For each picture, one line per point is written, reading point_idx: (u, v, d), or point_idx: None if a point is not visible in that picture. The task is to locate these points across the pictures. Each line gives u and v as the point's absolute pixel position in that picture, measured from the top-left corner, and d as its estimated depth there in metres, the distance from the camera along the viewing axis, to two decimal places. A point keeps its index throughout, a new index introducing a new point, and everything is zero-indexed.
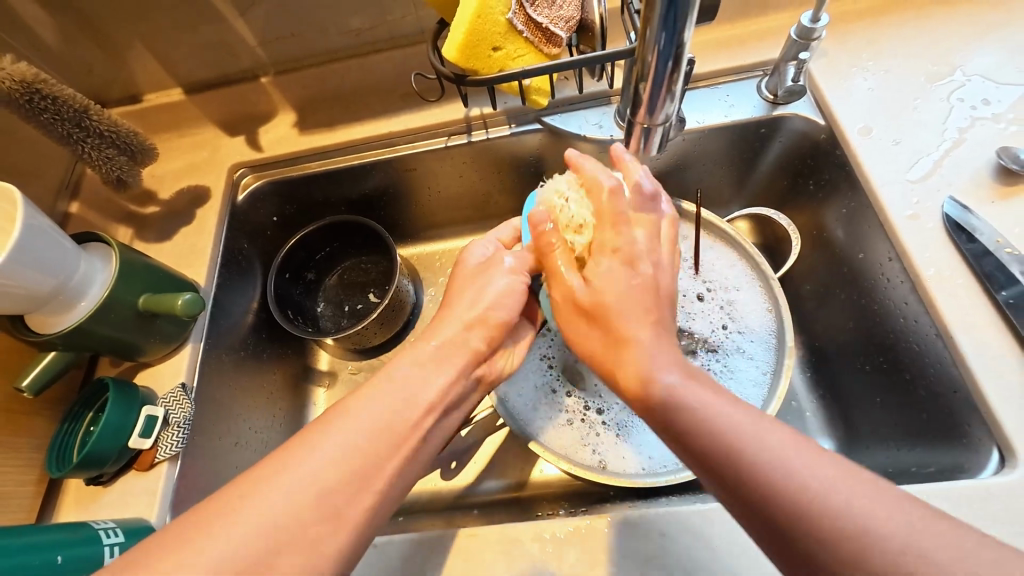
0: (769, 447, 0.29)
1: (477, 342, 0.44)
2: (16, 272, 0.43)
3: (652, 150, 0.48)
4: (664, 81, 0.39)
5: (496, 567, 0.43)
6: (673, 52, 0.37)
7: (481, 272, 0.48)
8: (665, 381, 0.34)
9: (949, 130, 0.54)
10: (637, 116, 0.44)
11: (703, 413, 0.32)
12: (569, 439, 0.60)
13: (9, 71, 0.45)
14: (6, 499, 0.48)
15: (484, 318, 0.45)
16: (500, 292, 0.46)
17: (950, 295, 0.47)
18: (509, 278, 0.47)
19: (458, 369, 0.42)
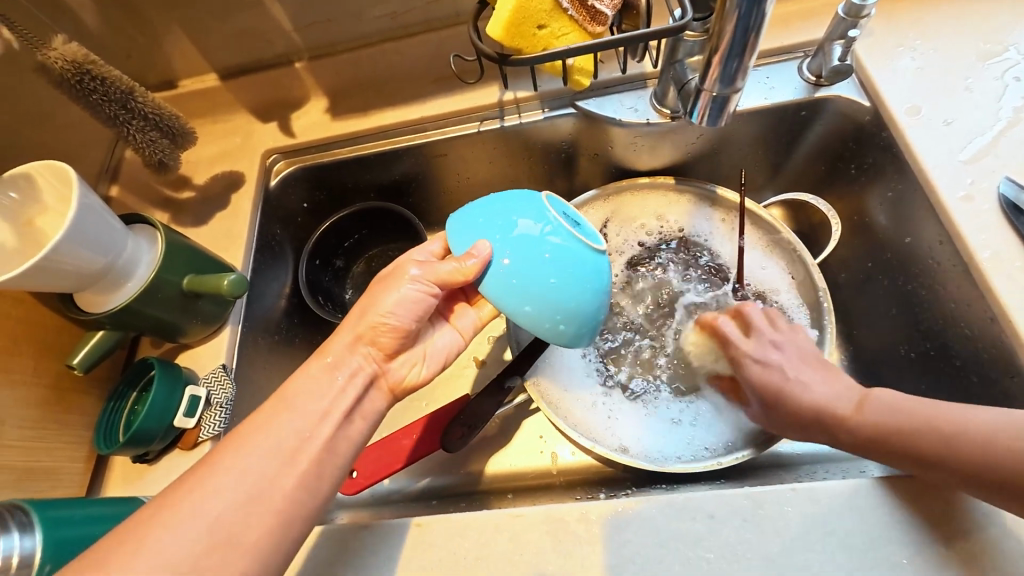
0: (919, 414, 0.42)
1: (369, 349, 0.46)
2: (71, 250, 0.43)
3: (719, 122, 0.47)
4: (742, 48, 0.39)
5: (543, 548, 0.43)
6: (754, 20, 0.37)
7: (389, 278, 0.47)
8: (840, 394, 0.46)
9: (1003, 109, 0.53)
10: (706, 85, 0.43)
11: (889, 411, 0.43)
12: (594, 426, 0.59)
13: (61, 51, 0.46)
14: (57, 474, 0.49)
15: (376, 328, 0.45)
16: (399, 302, 0.45)
17: (1007, 277, 0.46)
18: (408, 293, 0.45)
19: (354, 370, 0.45)
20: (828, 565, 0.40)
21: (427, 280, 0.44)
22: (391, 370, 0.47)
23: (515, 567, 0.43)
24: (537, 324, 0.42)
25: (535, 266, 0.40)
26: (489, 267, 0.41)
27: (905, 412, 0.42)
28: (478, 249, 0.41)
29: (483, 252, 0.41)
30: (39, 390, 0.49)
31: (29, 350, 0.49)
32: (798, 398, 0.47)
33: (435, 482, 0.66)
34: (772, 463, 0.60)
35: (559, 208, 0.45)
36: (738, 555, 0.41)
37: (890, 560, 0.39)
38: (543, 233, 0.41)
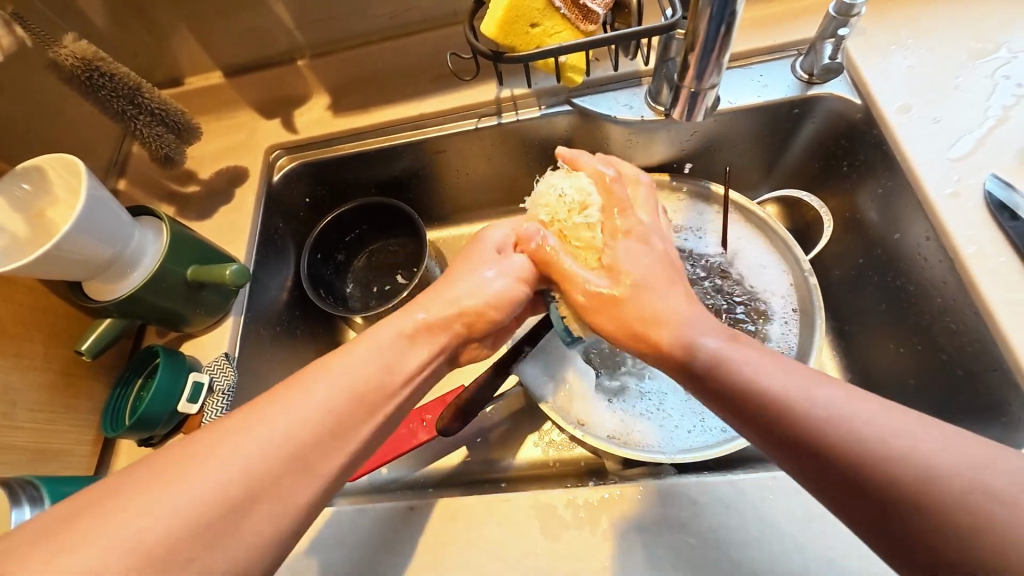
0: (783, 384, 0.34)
1: (461, 326, 0.45)
2: (80, 240, 0.45)
3: (695, 119, 0.48)
4: (713, 45, 0.40)
5: (531, 530, 0.45)
6: (726, 17, 0.38)
7: (489, 261, 0.49)
8: (708, 344, 0.38)
9: (992, 107, 0.54)
10: (684, 81, 0.45)
11: (738, 368, 0.36)
12: (603, 420, 0.60)
13: (72, 49, 0.48)
14: (66, 455, 0.51)
15: (479, 312, 0.46)
16: (500, 294, 0.47)
17: (990, 272, 0.47)
18: (511, 283, 0.47)
19: (440, 346, 0.44)
20: (806, 549, 0.41)
21: (523, 280, 0.48)
22: (467, 349, 0.47)
23: (503, 549, 0.44)
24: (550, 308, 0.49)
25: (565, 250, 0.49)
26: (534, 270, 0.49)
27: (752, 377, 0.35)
28: (534, 234, 0.50)
29: (540, 238, 0.49)
30: (50, 375, 0.51)
31: (40, 335, 0.51)
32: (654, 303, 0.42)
33: (430, 471, 0.68)
34: (761, 456, 0.61)
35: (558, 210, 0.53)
36: (719, 539, 0.42)
37: (868, 547, 0.40)
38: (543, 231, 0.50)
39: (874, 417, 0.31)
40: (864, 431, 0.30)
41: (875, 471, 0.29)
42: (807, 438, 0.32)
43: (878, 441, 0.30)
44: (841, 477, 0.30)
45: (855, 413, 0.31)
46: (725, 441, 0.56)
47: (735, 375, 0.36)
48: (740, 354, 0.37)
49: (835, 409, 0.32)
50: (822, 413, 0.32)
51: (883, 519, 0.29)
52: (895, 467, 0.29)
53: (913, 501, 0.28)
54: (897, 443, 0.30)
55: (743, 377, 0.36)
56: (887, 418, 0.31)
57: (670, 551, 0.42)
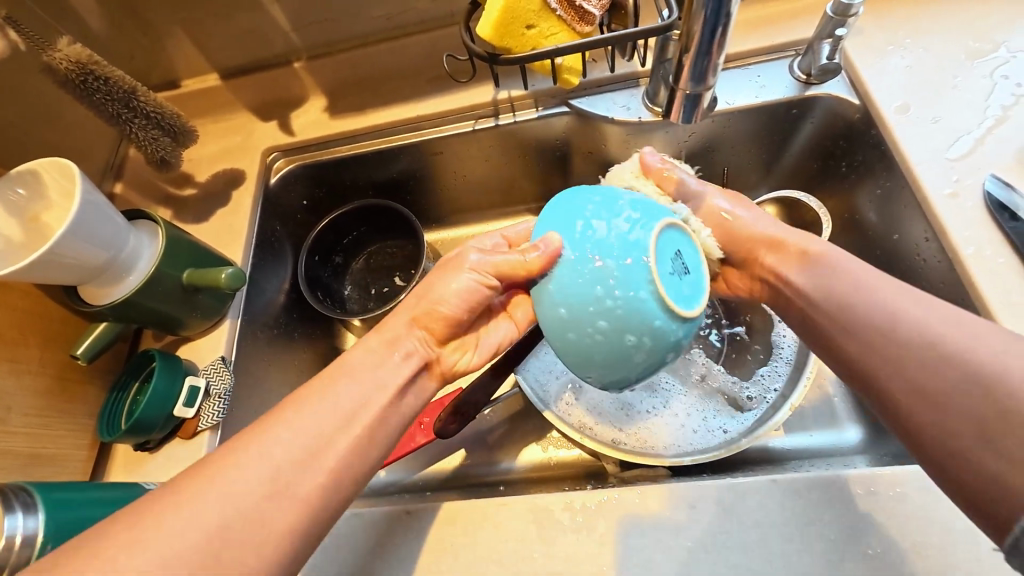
0: (873, 304, 0.39)
1: (422, 335, 0.47)
2: (73, 245, 0.45)
3: (691, 121, 0.48)
4: (709, 47, 0.39)
5: (527, 534, 0.45)
6: (721, 18, 0.37)
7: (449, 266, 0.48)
8: (816, 266, 0.44)
9: (991, 107, 0.53)
10: (680, 83, 0.44)
11: (829, 283, 0.43)
12: (606, 423, 0.60)
13: (65, 53, 0.47)
14: (61, 459, 0.51)
15: (431, 313, 0.46)
16: (459, 294, 0.46)
17: (990, 273, 0.46)
18: (471, 284, 0.45)
19: (406, 349, 0.45)
20: (805, 553, 0.41)
21: (481, 273, 0.44)
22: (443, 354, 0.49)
23: (499, 553, 0.44)
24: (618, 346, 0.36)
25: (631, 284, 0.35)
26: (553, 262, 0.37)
27: (846, 298, 0.41)
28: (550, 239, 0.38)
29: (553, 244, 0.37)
30: (45, 380, 0.51)
31: (35, 340, 0.51)
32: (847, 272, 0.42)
33: (429, 474, 0.67)
34: (761, 457, 0.60)
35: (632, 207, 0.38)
36: (717, 543, 0.42)
37: (868, 552, 0.40)
38: (626, 242, 0.35)
39: (925, 315, 0.37)
40: (911, 329, 0.37)
41: (923, 356, 0.35)
42: (877, 322, 0.39)
43: (982, 363, 0.33)
44: (910, 353, 0.36)
45: (965, 337, 0.35)
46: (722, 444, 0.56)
47: (856, 309, 0.40)
48: (863, 270, 0.42)
49: (901, 320, 0.38)
50: (927, 343, 0.36)
51: (983, 436, 0.32)
52: (938, 351, 0.35)
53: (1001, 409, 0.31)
54: (977, 351, 0.34)
55: (837, 296, 0.42)
56: (937, 316, 0.37)
57: (667, 554, 0.42)
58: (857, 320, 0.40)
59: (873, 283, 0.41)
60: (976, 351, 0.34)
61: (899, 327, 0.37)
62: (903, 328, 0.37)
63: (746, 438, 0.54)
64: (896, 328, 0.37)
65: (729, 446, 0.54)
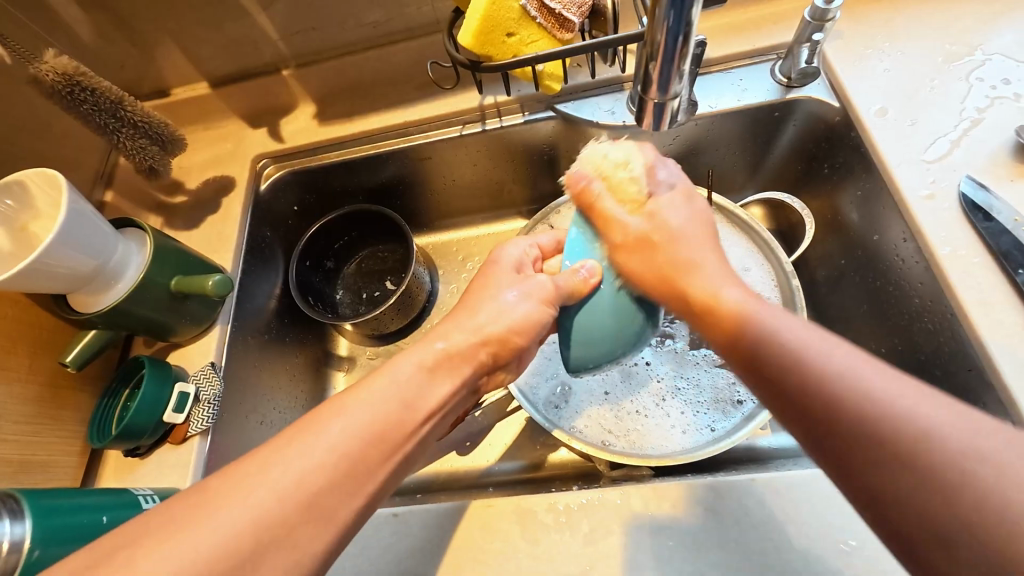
0: (841, 363, 0.31)
1: (484, 356, 0.44)
2: (61, 253, 0.46)
3: (662, 128, 0.48)
4: (674, 56, 0.39)
5: (511, 535, 0.45)
6: (683, 28, 0.37)
7: (512, 282, 0.48)
8: (732, 295, 0.39)
9: (967, 110, 0.54)
10: (648, 93, 0.43)
11: (777, 331, 0.34)
12: (595, 425, 0.60)
13: (52, 65, 0.48)
14: (53, 466, 0.52)
15: (502, 339, 0.45)
16: (524, 318, 0.46)
17: (964, 274, 0.47)
18: (537, 305, 0.46)
19: (462, 378, 0.43)
20: (784, 553, 0.41)
21: (550, 301, 0.46)
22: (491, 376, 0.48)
23: (483, 553, 0.45)
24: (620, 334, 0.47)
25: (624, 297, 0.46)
26: (596, 285, 0.47)
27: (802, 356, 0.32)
28: (588, 263, 0.47)
29: (592, 269, 0.47)
30: (35, 388, 0.51)
31: (25, 348, 0.52)
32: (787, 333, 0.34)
33: (419, 477, 0.68)
34: (746, 457, 0.61)
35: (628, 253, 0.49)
36: (697, 542, 0.43)
37: (847, 548, 0.41)
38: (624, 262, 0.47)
39: (904, 393, 0.29)
40: (847, 383, 0.30)
41: (880, 440, 0.28)
42: (790, 358, 0.33)
43: (947, 451, 0.27)
44: (863, 420, 0.29)
45: (904, 394, 0.29)
46: (711, 442, 0.56)
47: (804, 358, 0.32)
48: (798, 328, 0.34)
49: (849, 374, 0.30)
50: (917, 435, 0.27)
51: (941, 543, 0.26)
52: (841, 415, 0.30)
53: (920, 473, 0.27)
54: (950, 449, 0.27)
55: (781, 348, 0.34)
56: (918, 395, 0.29)
57: (648, 552, 0.43)
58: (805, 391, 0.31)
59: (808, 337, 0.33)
60: (910, 429, 0.28)
61: (849, 410, 0.29)
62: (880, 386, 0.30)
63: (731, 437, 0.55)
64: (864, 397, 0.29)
65: (713, 446, 0.55)
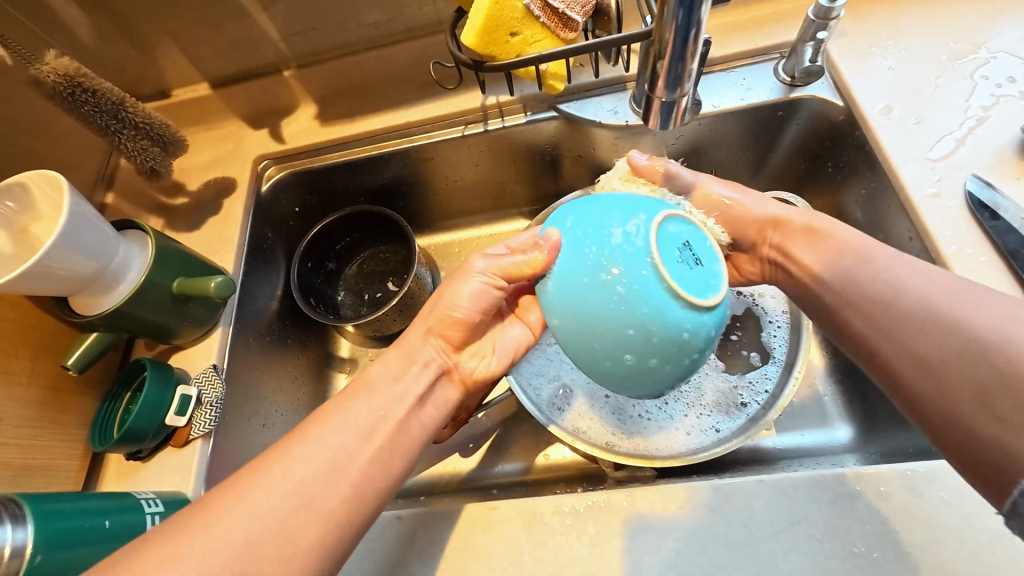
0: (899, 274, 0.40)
1: (437, 343, 0.48)
2: (63, 255, 0.45)
3: (668, 127, 0.47)
4: (683, 53, 0.38)
5: (517, 537, 0.45)
6: (692, 26, 0.36)
7: (457, 272, 0.49)
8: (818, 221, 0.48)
9: (972, 108, 0.54)
10: (655, 91, 0.43)
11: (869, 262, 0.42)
12: (599, 426, 0.60)
13: (53, 66, 0.48)
14: (53, 470, 0.51)
15: (443, 318, 0.47)
16: (467, 298, 0.47)
17: (971, 273, 0.47)
18: (479, 285, 0.47)
19: (414, 358, 0.46)
20: (792, 554, 0.41)
21: (494, 278, 0.46)
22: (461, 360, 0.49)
23: (487, 556, 0.44)
24: (638, 349, 0.37)
25: (635, 284, 0.37)
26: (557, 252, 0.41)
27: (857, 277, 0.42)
28: (550, 232, 0.42)
29: (551, 236, 0.41)
30: (36, 391, 0.51)
31: (26, 351, 0.51)
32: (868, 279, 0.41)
33: (423, 479, 0.67)
34: (751, 457, 0.61)
35: (665, 230, 0.39)
36: (705, 544, 0.42)
37: (855, 550, 0.40)
38: (632, 248, 0.38)
39: (942, 281, 0.39)
40: (884, 281, 0.41)
41: (907, 322, 0.38)
42: (857, 278, 0.42)
43: (977, 328, 0.35)
44: (906, 310, 0.39)
45: (965, 289, 0.38)
46: (715, 443, 0.56)
47: (870, 271, 0.42)
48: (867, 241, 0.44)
49: (902, 279, 0.40)
50: (927, 313, 0.38)
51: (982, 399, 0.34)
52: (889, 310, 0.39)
53: (948, 356, 0.35)
54: (1010, 333, 0.34)
55: (874, 272, 0.41)
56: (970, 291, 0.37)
57: (655, 553, 0.43)
58: (868, 295, 0.41)
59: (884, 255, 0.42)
60: (940, 320, 0.37)
61: (903, 301, 0.39)
62: (941, 290, 0.38)
63: (737, 438, 0.55)
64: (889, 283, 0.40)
65: (719, 447, 0.54)
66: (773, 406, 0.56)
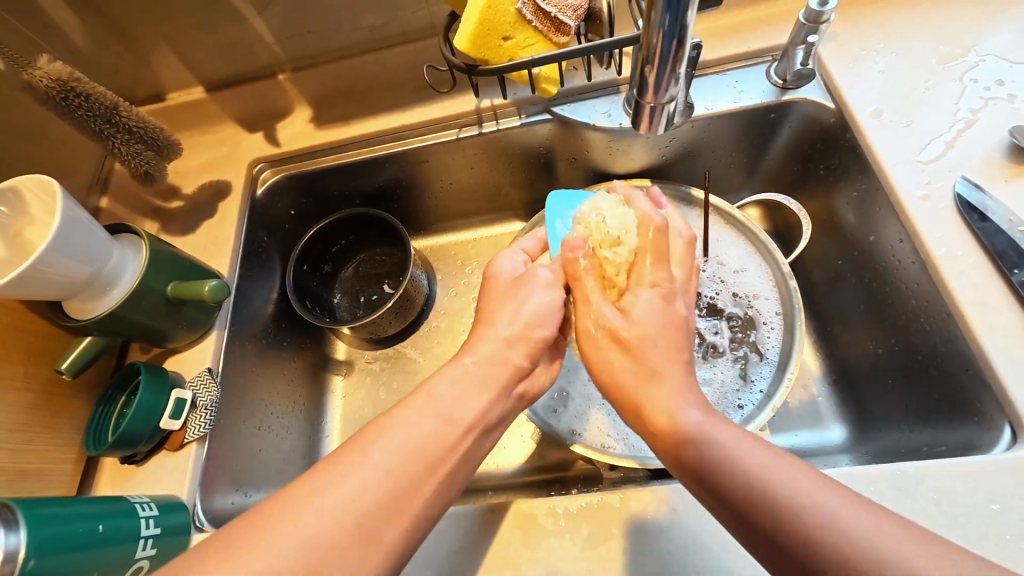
0: (782, 480, 0.32)
1: (519, 359, 0.44)
2: (56, 260, 0.45)
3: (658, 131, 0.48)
4: (670, 59, 0.39)
5: (510, 540, 0.45)
6: (678, 31, 0.37)
7: (517, 288, 0.48)
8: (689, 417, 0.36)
9: (961, 111, 0.54)
10: (643, 97, 0.44)
11: (712, 440, 0.35)
12: (594, 428, 0.60)
13: (46, 70, 0.48)
14: (47, 475, 0.51)
15: (527, 335, 0.45)
16: (538, 311, 0.46)
17: (961, 275, 0.47)
18: (549, 295, 0.47)
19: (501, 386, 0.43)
20: None
21: (558, 285, 0.48)
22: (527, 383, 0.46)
23: (481, 558, 0.45)
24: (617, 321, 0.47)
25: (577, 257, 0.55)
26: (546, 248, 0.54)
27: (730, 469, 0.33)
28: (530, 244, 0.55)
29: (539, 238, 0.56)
30: (30, 396, 0.51)
31: (20, 355, 0.51)
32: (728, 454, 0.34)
33: None
34: None
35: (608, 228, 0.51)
36: (697, 546, 0.43)
37: None
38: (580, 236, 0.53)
39: (803, 482, 0.31)
40: (746, 478, 0.32)
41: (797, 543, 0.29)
42: (735, 473, 0.33)
43: (867, 555, 0.28)
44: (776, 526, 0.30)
45: (824, 499, 0.30)
46: None
47: (732, 467, 0.33)
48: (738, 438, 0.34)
49: (774, 480, 0.32)
50: (820, 526, 0.29)
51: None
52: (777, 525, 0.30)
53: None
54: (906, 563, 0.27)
55: (725, 467, 0.33)
56: (822, 491, 0.31)
57: (647, 554, 0.43)
58: (741, 503, 0.32)
59: (745, 447, 0.34)
60: (808, 534, 0.29)
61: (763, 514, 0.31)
62: (809, 491, 0.31)
63: None
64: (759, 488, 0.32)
65: None
66: (766, 407, 0.56)
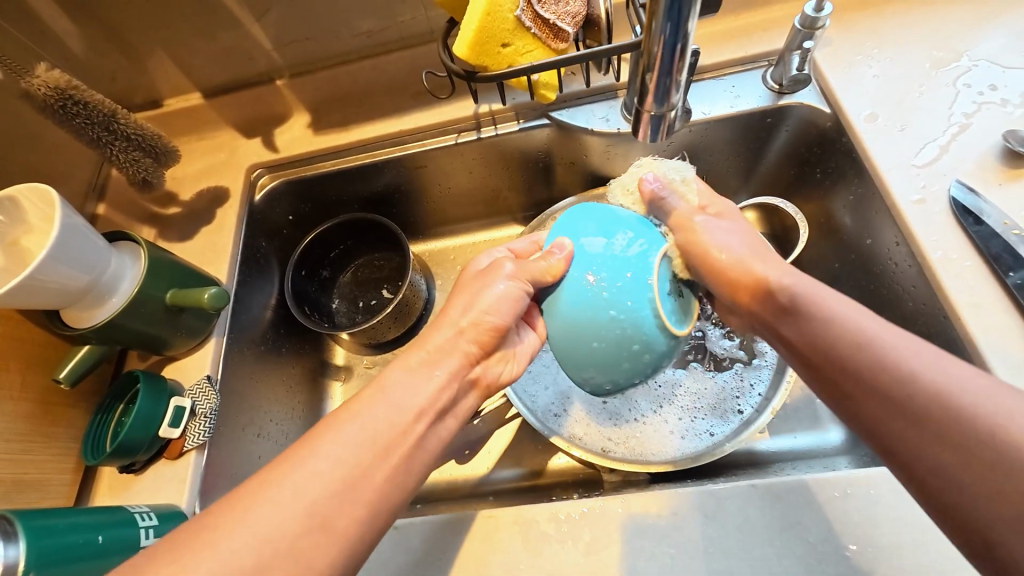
0: (882, 341, 0.35)
1: (469, 346, 0.44)
2: (54, 269, 0.45)
3: (657, 139, 0.48)
4: (671, 67, 0.39)
5: (512, 546, 0.45)
6: (679, 39, 0.37)
7: (483, 275, 0.47)
8: (793, 287, 0.41)
9: (955, 115, 0.55)
10: (643, 105, 0.44)
11: (812, 301, 0.40)
12: (595, 431, 0.60)
13: (44, 78, 0.48)
14: (44, 485, 0.51)
15: (478, 323, 0.44)
16: (498, 300, 0.44)
17: (956, 277, 0.48)
18: (509, 286, 0.44)
19: (451, 373, 0.42)
20: (784, 557, 0.42)
21: (522, 278, 0.44)
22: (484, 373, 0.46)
23: (482, 564, 0.45)
24: (610, 347, 0.41)
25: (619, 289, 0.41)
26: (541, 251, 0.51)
27: (826, 318, 0.38)
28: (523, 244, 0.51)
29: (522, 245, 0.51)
30: (27, 405, 0.51)
31: (17, 364, 0.51)
32: (830, 319, 0.38)
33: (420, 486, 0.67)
34: (745, 460, 0.61)
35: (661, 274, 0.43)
36: (699, 550, 0.43)
37: (845, 553, 0.41)
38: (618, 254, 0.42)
39: (897, 344, 0.35)
40: (840, 326, 0.37)
41: (883, 391, 0.34)
42: (818, 312, 0.39)
43: (956, 404, 0.31)
44: (847, 365, 0.36)
45: (929, 363, 0.33)
46: (710, 447, 0.56)
47: (823, 312, 0.39)
48: (840, 301, 0.39)
49: (863, 330, 0.36)
50: (904, 381, 0.33)
51: (938, 451, 0.31)
52: (865, 371, 0.35)
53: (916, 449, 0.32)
54: (979, 412, 0.30)
55: (819, 306, 0.39)
56: (917, 350, 0.34)
57: (649, 560, 0.43)
58: (833, 354, 0.37)
59: (847, 311, 0.38)
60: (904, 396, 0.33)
61: (849, 355, 0.36)
62: (912, 356, 0.34)
63: (731, 442, 0.55)
64: (853, 332, 0.36)
65: (715, 451, 0.55)
66: (766, 410, 0.56)
